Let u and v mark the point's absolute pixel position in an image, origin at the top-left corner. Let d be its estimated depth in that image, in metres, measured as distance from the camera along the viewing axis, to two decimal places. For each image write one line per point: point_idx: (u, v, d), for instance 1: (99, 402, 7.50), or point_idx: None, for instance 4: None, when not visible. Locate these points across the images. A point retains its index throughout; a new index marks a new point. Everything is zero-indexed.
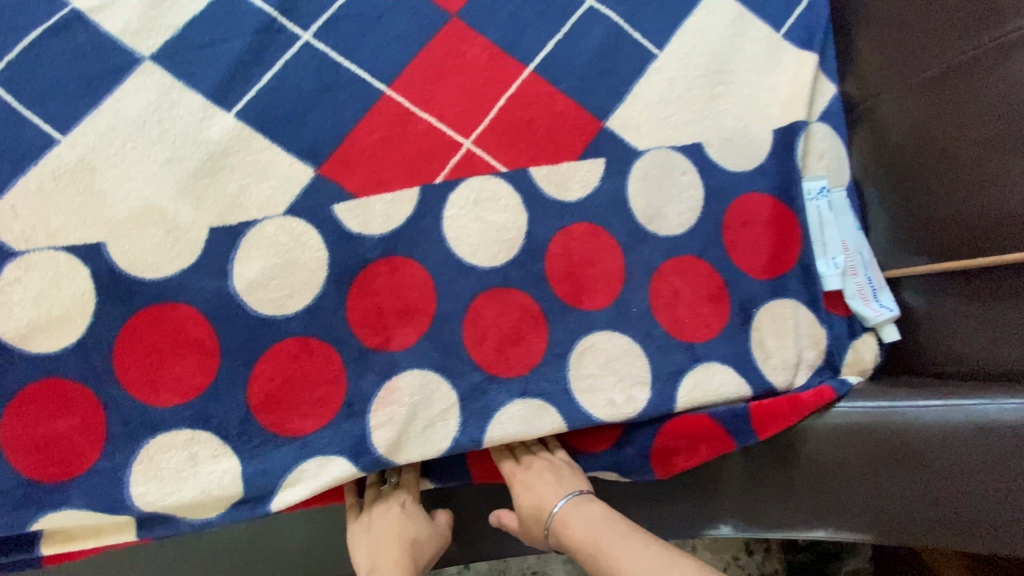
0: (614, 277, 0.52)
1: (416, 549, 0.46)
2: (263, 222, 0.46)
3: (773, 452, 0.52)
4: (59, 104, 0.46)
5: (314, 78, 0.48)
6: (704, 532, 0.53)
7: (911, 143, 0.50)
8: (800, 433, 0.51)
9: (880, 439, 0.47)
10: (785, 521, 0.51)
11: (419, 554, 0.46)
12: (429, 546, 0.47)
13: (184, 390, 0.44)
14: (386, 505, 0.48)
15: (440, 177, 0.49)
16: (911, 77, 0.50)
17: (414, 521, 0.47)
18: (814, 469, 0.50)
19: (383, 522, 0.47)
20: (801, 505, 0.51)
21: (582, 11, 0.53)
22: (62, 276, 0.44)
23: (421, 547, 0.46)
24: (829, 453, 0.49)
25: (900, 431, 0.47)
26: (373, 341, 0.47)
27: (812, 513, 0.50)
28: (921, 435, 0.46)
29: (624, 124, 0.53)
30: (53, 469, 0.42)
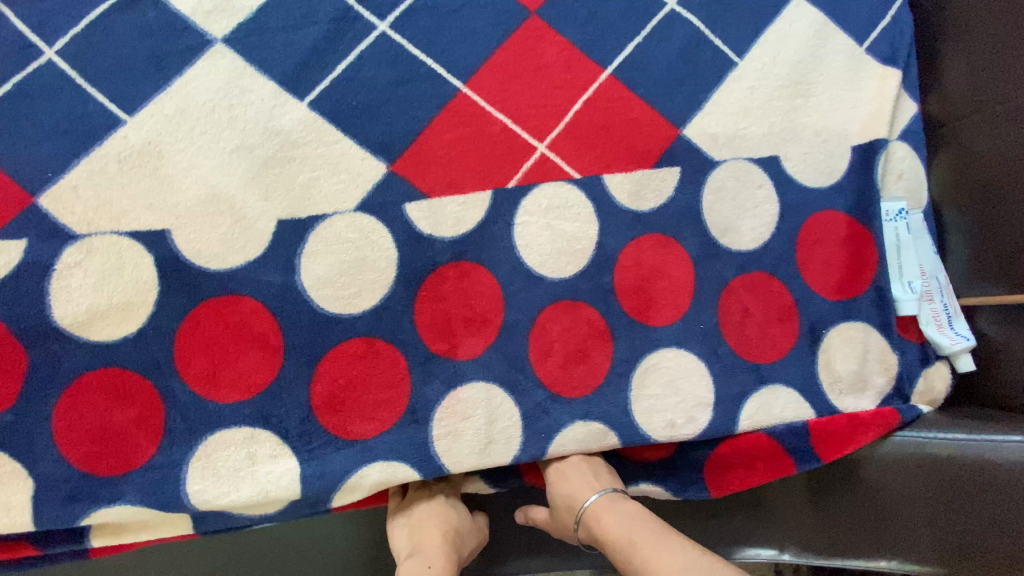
0: (684, 292, 0.50)
1: (457, 539, 0.44)
2: (333, 217, 0.45)
3: (838, 477, 0.50)
4: (127, 84, 0.44)
5: (390, 71, 0.47)
6: (757, 555, 0.51)
7: (997, 168, 0.48)
8: (870, 459, 0.49)
9: (955, 473, 0.46)
10: (841, 549, 0.50)
11: (462, 542, 0.45)
12: (467, 537, 0.45)
13: (245, 387, 0.43)
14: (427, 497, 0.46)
15: (513, 181, 0.48)
16: (1002, 100, 0.48)
17: (456, 512, 0.46)
18: (880, 498, 0.48)
19: (425, 512, 0.45)
20: (860, 534, 0.49)
21: (663, 15, 0.52)
22: (124, 263, 0.42)
23: (463, 538, 0.45)
24: (898, 483, 0.48)
25: (978, 466, 0.45)
26: (439, 347, 0.46)
27: (871, 542, 0.49)
28: (998, 471, 0.45)
29: (701, 133, 0.51)
30: (109, 462, 0.41)
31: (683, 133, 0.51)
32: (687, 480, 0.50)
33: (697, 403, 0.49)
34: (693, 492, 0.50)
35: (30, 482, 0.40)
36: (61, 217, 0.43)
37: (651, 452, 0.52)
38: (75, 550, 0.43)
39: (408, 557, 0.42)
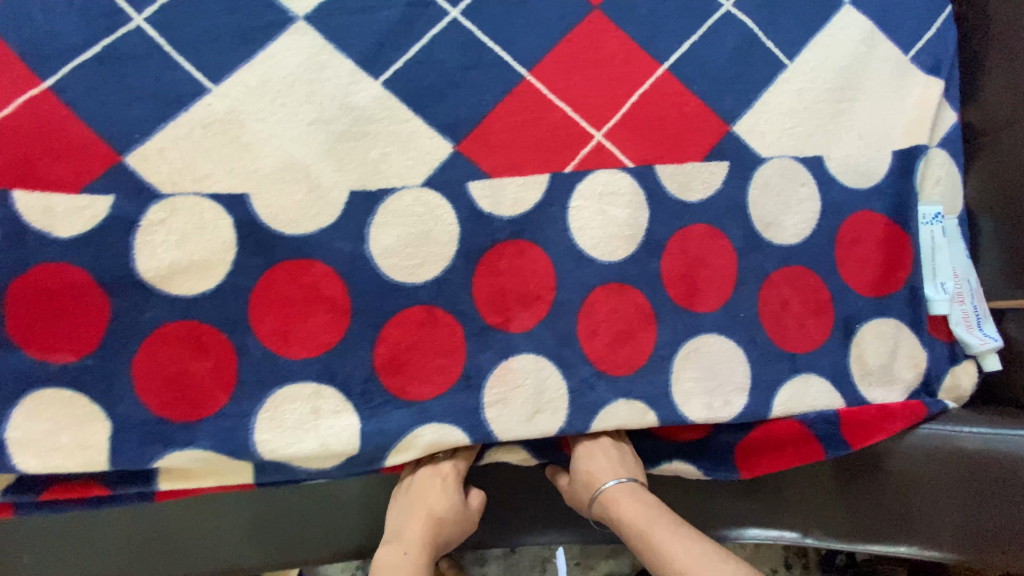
0: (727, 281, 0.52)
1: (439, 530, 0.45)
2: (401, 192, 0.48)
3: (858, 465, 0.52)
4: (213, 54, 0.47)
5: (460, 56, 0.49)
6: (773, 535, 0.54)
7: None
8: (889, 449, 0.52)
9: (969, 463, 0.49)
10: (854, 533, 0.52)
11: (444, 529, 0.46)
12: (454, 526, 0.46)
13: (313, 345, 0.46)
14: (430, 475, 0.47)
15: (570, 166, 0.50)
16: None
17: (448, 497, 0.46)
18: (895, 485, 0.51)
19: (426, 490, 0.46)
20: (874, 520, 0.51)
21: (718, 16, 0.54)
22: (205, 223, 0.44)
23: (448, 525, 0.46)
24: (914, 472, 0.50)
25: (991, 458, 0.48)
26: (493, 320, 0.49)
27: (884, 527, 0.51)
28: (1010, 463, 0.47)
29: (749, 131, 0.54)
30: (183, 409, 0.43)
31: (732, 129, 0.53)
32: (719, 459, 0.53)
33: (733, 389, 0.51)
34: (724, 471, 0.53)
35: (108, 423, 0.43)
36: (146, 176, 0.45)
37: (686, 432, 0.54)
38: (141, 493, 0.46)
39: (386, 541, 0.45)
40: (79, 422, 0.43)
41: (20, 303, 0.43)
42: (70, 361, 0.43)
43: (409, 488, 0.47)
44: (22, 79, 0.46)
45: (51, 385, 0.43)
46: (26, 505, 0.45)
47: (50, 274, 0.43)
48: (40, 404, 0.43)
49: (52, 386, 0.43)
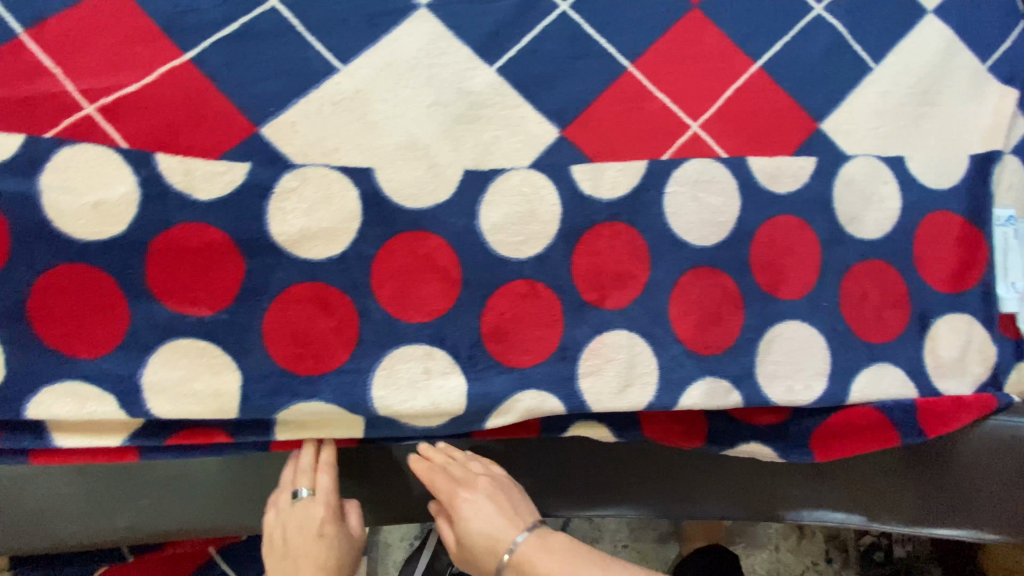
0: (810, 270, 0.55)
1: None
2: (511, 171, 0.51)
3: (919, 457, 0.57)
4: (343, 36, 0.50)
5: (569, 47, 0.52)
6: (830, 514, 0.60)
7: None
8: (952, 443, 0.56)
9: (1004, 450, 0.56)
10: (899, 511, 0.59)
11: (342, 569, 0.51)
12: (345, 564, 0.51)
13: (427, 310, 0.49)
14: (302, 527, 0.50)
15: (667, 154, 0.53)
16: None
17: (328, 549, 0.50)
18: (944, 472, 0.57)
19: (293, 538, 0.49)
20: (920, 500, 0.58)
21: (807, 20, 0.57)
22: (333, 193, 0.48)
23: (342, 569, 0.51)
24: (962, 459, 0.57)
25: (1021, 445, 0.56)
26: (590, 297, 0.51)
27: (926, 505, 0.58)
28: None
29: (837, 129, 0.57)
30: (309, 363, 0.47)
31: (819, 128, 0.56)
32: (794, 443, 0.56)
33: (814, 373, 0.54)
34: (796, 455, 0.56)
35: (239, 373, 0.46)
36: (280, 147, 0.48)
37: (766, 417, 0.56)
38: (259, 442, 0.49)
39: None
40: (212, 372, 0.46)
41: (160, 258, 0.46)
42: (205, 315, 0.46)
43: (284, 540, 0.50)
44: (163, 49, 0.48)
45: (188, 336, 0.45)
46: (149, 450, 0.48)
47: (190, 232, 0.46)
48: (177, 353, 0.45)
49: (189, 337, 0.46)
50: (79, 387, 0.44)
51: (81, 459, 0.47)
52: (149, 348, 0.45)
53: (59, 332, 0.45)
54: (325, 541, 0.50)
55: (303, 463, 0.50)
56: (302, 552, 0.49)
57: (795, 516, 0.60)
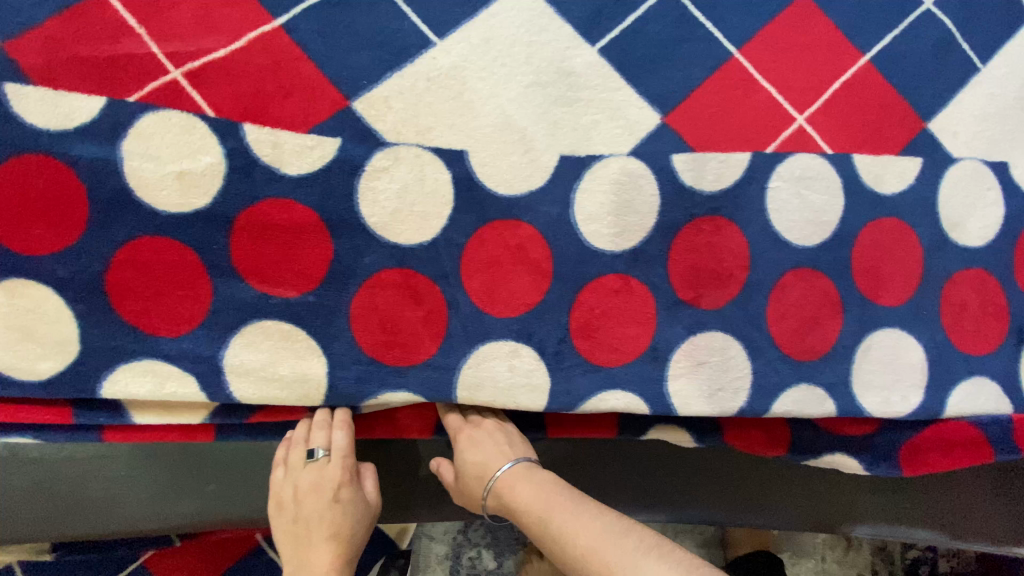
0: (911, 275, 0.52)
1: (350, 539, 0.47)
2: (608, 158, 0.48)
3: (999, 472, 0.57)
4: (439, 7, 0.47)
5: (674, 29, 0.49)
6: (911, 531, 0.58)
7: None
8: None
9: None
10: (980, 530, 0.57)
11: (353, 533, 0.47)
12: (360, 526, 0.47)
13: (516, 304, 0.46)
14: (316, 486, 0.45)
15: (771, 147, 0.50)
16: None
17: (345, 508, 0.46)
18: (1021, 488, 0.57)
19: (306, 499, 0.46)
20: (999, 518, 0.57)
21: (919, 12, 0.54)
22: (425, 174, 0.45)
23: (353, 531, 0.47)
24: None
25: None
26: (686, 295, 0.49)
27: (1005, 525, 0.57)
28: None
29: (943, 129, 0.54)
30: (396, 354, 0.45)
31: (927, 127, 0.54)
32: (880, 455, 0.53)
33: (909, 385, 0.52)
34: (883, 468, 0.53)
35: (322, 359, 0.44)
36: (372, 123, 0.46)
37: (852, 427, 0.53)
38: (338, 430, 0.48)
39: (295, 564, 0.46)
40: (295, 357, 0.43)
41: (244, 235, 0.43)
42: (291, 296, 0.44)
43: (295, 501, 0.46)
44: (254, 13, 0.45)
45: (271, 318, 0.43)
46: (226, 430, 0.47)
47: (278, 208, 0.43)
48: (260, 335, 0.43)
49: (272, 319, 0.43)
50: (158, 366, 0.42)
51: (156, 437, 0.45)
52: (231, 329, 0.43)
53: (137, 308, 0.42)
54: (335, 502, 0.46)
55: (320, 419, 0.46)
56: (316, 517, 0.46)
57: (876, 531, 0.58)
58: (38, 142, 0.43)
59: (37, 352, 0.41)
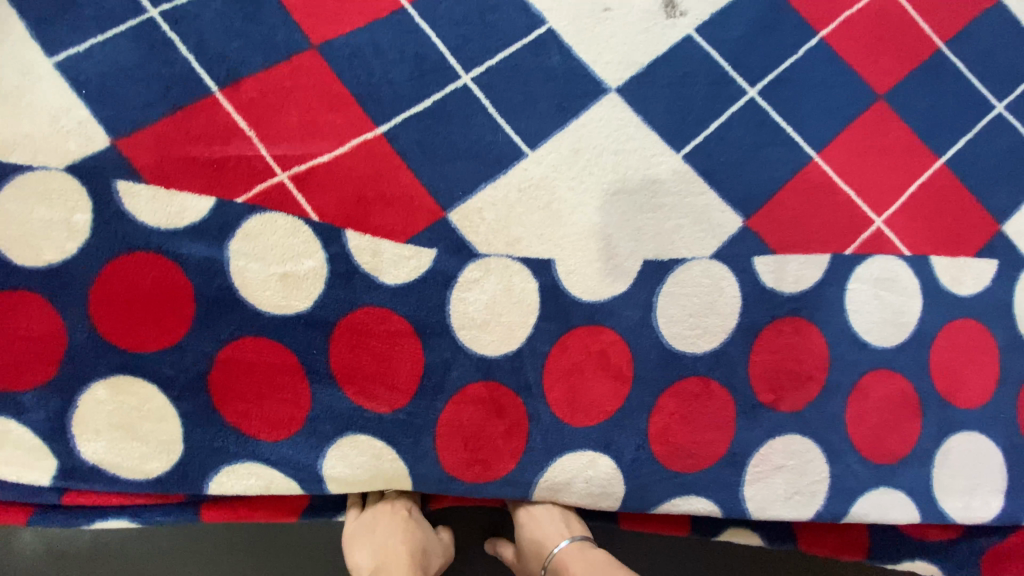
0: (989, 379, 0.52)
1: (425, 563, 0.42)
2: (691, 263, 0.49)
3: None
4: (531, 119, 0.50)
5: (755, 136, 0.51)
6: None
7: None
8: None
9: None
10: None
11: (427, 563, 0.42)
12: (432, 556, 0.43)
13: (597, 411, 0.47)
14: (393, 509, 0.44)
15: (850, 250, 0.51)
16: None
17: (421, 528, 0.44)
18: None
19: (380, 519, 0.43)
20: None
21: (991, 116, 0.56)
22: (514, 283, 0.47)
23: (429, 558, 0.43)
24: None
25: None
26: (766, 398, 0.49)
27: None
28: None
29: (1018, 231, 0.55)
30: (478, 471, 0.45)
31: (1002, 228, 0.54)
32: (962, 561, 0.53)
33: (990, 489, 0.51)
34: (967, 573, 0.53)
35: (413, 462, 0.45)
36: (465, 234, 0.47)
37: (934, 531, 0.53)
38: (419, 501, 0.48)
39: None
40: (385, 476, 0.45)
41: (341, 344, 0.45)
42: (383, 411, 0.45)
43: (369, 522, 0.44)
44: (359, 121, 0.48)
45: (366, 426, 0.45)
46: (314, 507, 0.47)
47: (374, 317, 0.45)
48: (353, 448, 0.45)
49: (365, 429, 0.45)
50: (261, 469, 0.44)
51: (249, 513, 0.45)
52: (327, 432, 0.45)
53: (236, 412, 0.44)
54: (408, 519, 0.44)
55: None
56: (388, 535, 0.42)
57: None
58: (148, 241, 0.45)
59: (141, 453, 0.44)
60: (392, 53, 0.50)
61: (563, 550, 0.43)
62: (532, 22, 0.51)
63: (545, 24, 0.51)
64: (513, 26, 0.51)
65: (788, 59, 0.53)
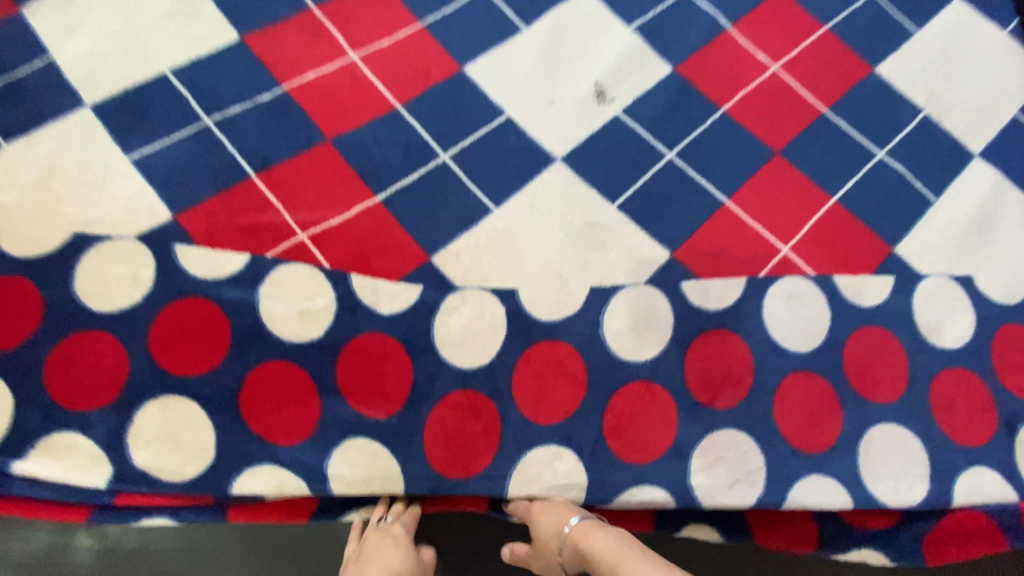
0: (899, 376, 0.61)
1: None
2: (629, 288, 0.60)
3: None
4: (496, 183, 0.63)
5: (675, 187, 0.64)
6: None
7: None
8: None
9: None
10: None
11: None
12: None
13: (558, 412, 0.56)
14: (381, 536, 0.52)
15: (763, 272, 0.62)
16: None
17: (402, 555, 0.51)
18: None
19: (371, 549, 0.51)
20: None
21: (874, 162, 0.68)
22: (485, 308, 0.58)
23: None
24: None
25: None
26: (701, 397, 0.58)
27: None
28: None
29: (909, 252, 0.65)
30: (457, 467, 0.54)
31: (894, 250, 0.65)
32: (905, 546, 0.58)
33: (915, 475, 0.58)
34: (910, 558, 0.58)
35: (405, 459, 0.54)
36: (445, 273, 0.59)
37: (876, 520, 0.59)
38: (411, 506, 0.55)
39: None
40: (382, 471, 0.54)
41: (346, 362, 0.56)
42: (379, 416, 0.55)
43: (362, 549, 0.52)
44: (361, 191, 0.62)
45: (365, 430, 0.54)
46: (321, 510, 0.55)
47: (373, 340, 0.56)
48: (355, 450, 0.54)
49: (364, 433, 0.54)
50: (277, 470, 0.53)
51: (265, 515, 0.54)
52: (333, 437, 0.54)
53: (259, 421, 0.54)
54: (392, 547, 0.51)
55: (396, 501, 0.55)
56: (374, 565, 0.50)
57: None
58: (197, 289, 0.57)
59: (181, 458, 0.53)
60: (387, 139, 0.65)
61: (574, 529, 0.52)
62: (494, 112, 0.67)
63: (504, 113, 0.67)
64: (480, 117, 0.66)
65: (698, 128, 0.67)
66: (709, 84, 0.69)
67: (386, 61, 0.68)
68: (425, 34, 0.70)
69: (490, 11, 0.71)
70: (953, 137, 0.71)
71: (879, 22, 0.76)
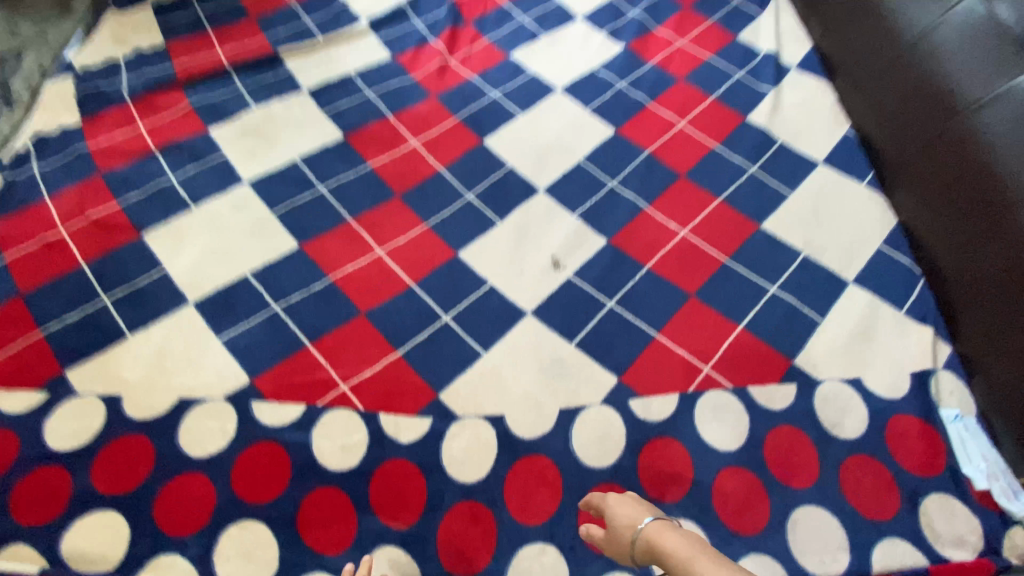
0: (812, 464, 0.76)
1: None
2: (589, 408, 0.79)
3: None
4: (485, 335, 0.86)
5: (618, 328, 0.87)
6: None
7: None
8: None
9: None
10: None
11: None
12: None
13: (542, 513, 0.73)
14: None
15: (692, 387, 0.81)
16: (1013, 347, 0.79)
17: None
18: None
19: None
20: None
21: (769, 295, 0.91)
22: (481, 433, 0.77)
23: None
24: None
25: None
26: (654, 493, 0.74)
27: None
28: None
29: (807, 362, 0.84)
30: (465, 564, 0.69)
31: (794, 361, 0.84)
32: None
33: (837, 548, 0.71)
34: None
35: (425, 560, 0.70)
36: (450, 407, 0.79)
37: None
38: None
39: None
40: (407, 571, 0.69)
41: (378, 483, 0.74)
42: (404, 526, 0.72)
43: None
44: (386, 349, 0.85)
45: (394, 538, 0.71)
46: None
47: (397, 465, 0.75)
48: (386, 555, 0.70)
49: (393, 539, 0.71)
50: None
51: None
52: (370, 545, 0.71)
53: (313, 535, 0.71)
54: None
55: None
56: None
57: None
58: (268, 434, 0.77)
59: (253, 571, 0.69)
60: (402, 311, 0.89)
61: (651, 524, 0.63)
62: (480, 282, 0.92)
63: (487, 283, 0.91)
64: (471, 287, 0.91)
65: (630, 282, 0.92)
66: (636, 249, 0.95)
67: (402, 252, 0.95)
68: (429, 230, 0.98)
69: (475, 211, 1.00)
70: (830, 270, 0.93)
71: (760, 191, 1.02)
